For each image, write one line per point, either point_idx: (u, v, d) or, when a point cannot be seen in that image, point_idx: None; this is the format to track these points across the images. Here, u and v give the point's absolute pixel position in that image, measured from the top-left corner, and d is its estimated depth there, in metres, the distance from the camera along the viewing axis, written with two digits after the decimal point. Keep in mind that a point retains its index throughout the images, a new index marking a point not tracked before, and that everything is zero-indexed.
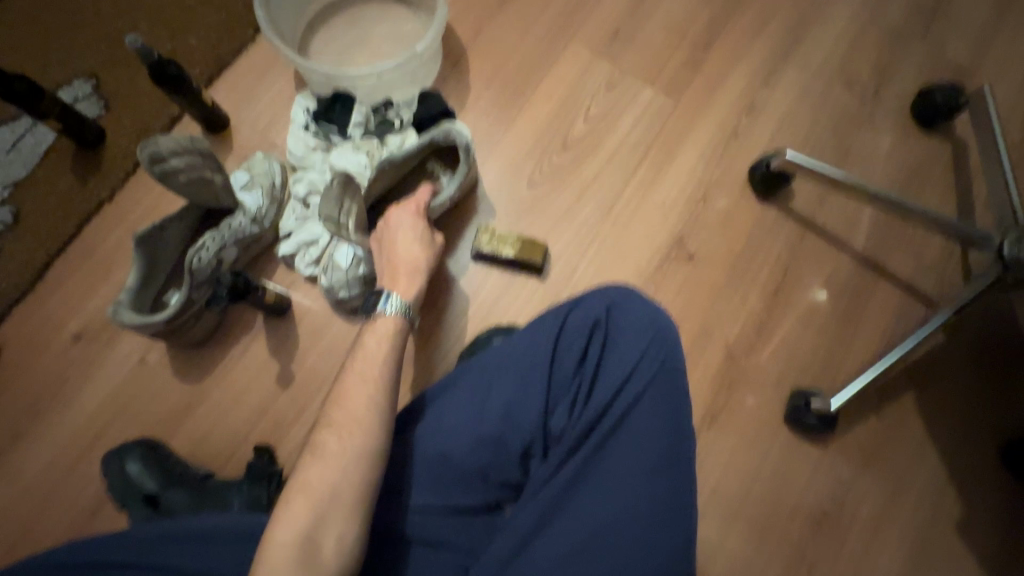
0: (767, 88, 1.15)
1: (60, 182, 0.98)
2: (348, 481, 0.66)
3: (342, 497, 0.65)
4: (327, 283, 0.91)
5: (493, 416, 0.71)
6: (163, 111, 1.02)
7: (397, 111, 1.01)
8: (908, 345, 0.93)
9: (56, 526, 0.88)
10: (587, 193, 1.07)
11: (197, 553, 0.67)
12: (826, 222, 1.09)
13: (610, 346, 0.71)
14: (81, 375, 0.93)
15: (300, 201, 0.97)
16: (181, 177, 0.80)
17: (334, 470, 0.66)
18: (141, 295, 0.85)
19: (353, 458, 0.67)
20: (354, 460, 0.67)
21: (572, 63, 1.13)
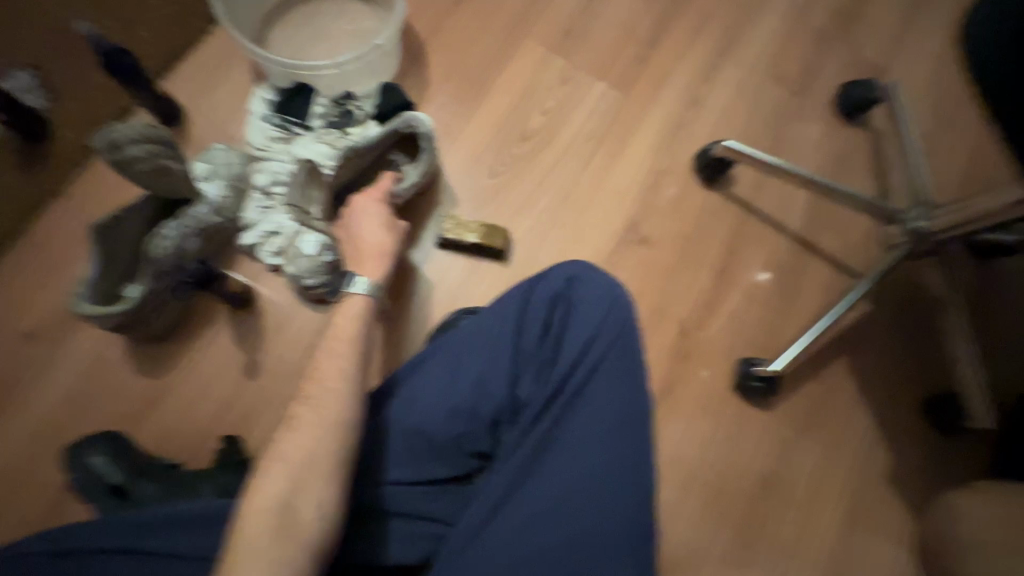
0: (708, 83, 1.24)
1: (6, 175, 0.95)
2: (323, 448, 0.68)
3: (319, 464, 0.67)
4: (294, 271, 0.92)
5: (464, 388, 0.74)
6: (116, 103, 1.00)
7: (358, 103, 1.03)
8: (835, 312, 1.03)
9: (11, 530, 0.85)
10: (546, 181, 1.12)
11: (170, 538, 0.67)
12: (765, 206, 1.18)
13: (572, 317, 0.76)
14: (33, 373, 0.90)
15: (262, 191, 0.97)
16: (138, 165, 0.78)
17: (309, 439, 0.68)
18: (102, 286, 0.84)
19: (327, 426, 0.69)
20: (329, 428, 0.69)
21: (528, 59, 1.19)
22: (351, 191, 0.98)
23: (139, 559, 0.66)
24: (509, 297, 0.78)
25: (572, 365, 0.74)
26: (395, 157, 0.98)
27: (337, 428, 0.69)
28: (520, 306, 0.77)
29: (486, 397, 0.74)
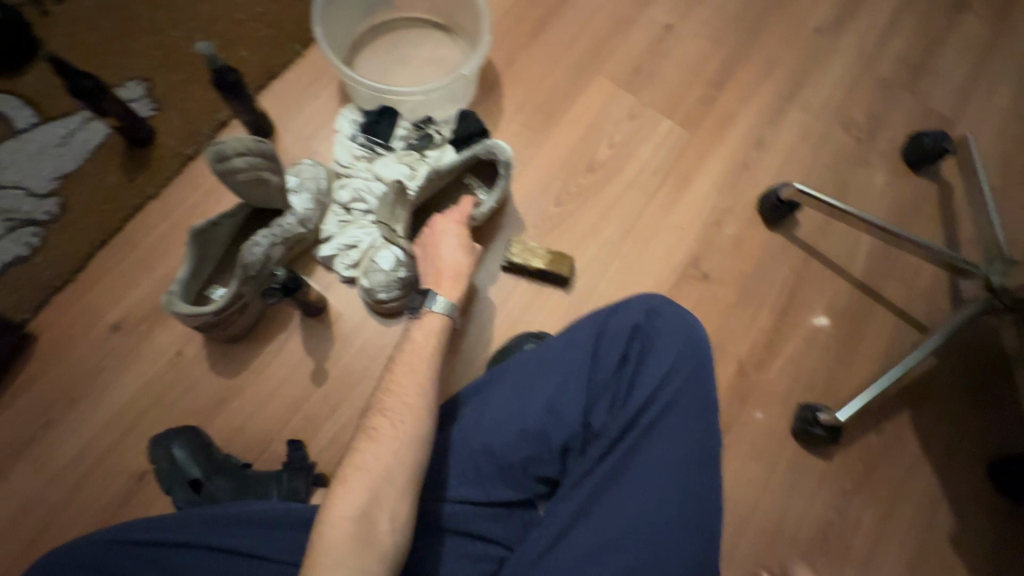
0: (774, 126, 1.25)
1: (109, 177, 1.01)
2: (400, 462, 0.70)
3: (396, 477, 0.69)
4: (368, 284, 0.95)
5: (536, 413, 0.75)
6: (213, 115, 1.06)
7: (437, 128, 1.08)
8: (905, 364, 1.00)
9: (83, 516, 0.88)
10: (611, 213, 1.14)
11: (250, 536, 0.69)
12: (828, 250, 1.18)
13: (648, 351, 0.77)
14: (117, 366, 0.94)
15: (342, 206, 1.02)
16: (241, 176, 0.84)
17: (387, 451, 0.71)
18: (192, 286, 0.88)
19: (405, 441, 0.71)
20: (406, 443, 0.71)
21: (597, 94, 1.22)
22: (427, 211, 1.01)
23: (219, 554, 0.68)
24: (584, 326, 0.79)
25: (646, 399, 0.74)
26: (470, 181, 1.01)
27: (413, 444, 0.72)
28: (596, 335, 0.78)
29: (559, 424, 0.74)
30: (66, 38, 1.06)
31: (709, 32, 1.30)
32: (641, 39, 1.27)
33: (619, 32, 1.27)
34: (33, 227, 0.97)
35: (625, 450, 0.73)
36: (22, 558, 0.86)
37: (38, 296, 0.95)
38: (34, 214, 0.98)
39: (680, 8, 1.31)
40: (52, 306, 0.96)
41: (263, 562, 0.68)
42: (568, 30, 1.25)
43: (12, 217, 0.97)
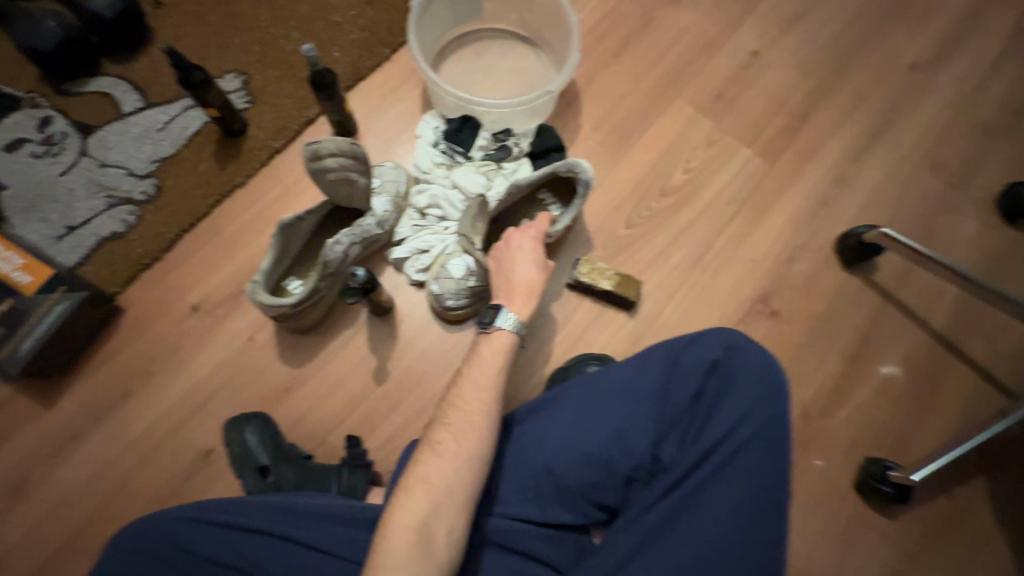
0: (858, 163, 1.20)
1: (202, 164, 1.06)
2: (461, 480, 0.69)
3: (456, 495, 0.68)
4: (437, 290, 0.97)
5: (603, 438, 0.74)
6: (302, 111, 1.10)
7: (516, 140, 1.09)
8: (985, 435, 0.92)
9: (151, 485, 0.92)
10: (681, 239, 1.12)
11: (319, 531, 0.69)
12: (907, 299, 1.12)
13: (725, 388, 0.75)
14: (193, 345, 0.98)
15: (417, 210, 1.04)
16: (330, 175, 0.88)
17: (451, 468, 0.70)
18: (273, 277, 0.91)
19: (467, 459, 0.70)
20: (468, 461, 0.70)
21: (676, 117, 1.21)
22: (499, 223, 1.02)
23: (288, 546, 0.68)
24: (659, 355, 0.78)
25: (719, 438, 0.72)
26: (544, 197, 1.02)
27: (475, 463, 0.71)
28: (671, 365, 0.77)
29: (627, 453, 0.73)
30: (175, 30, 1.12)
31: (796, 62, 1.27)
32: (725, 65, 1.25)
33: (703, 57, 1.25)
34: (130, 206, 1.03)
35: (694, 488, 0.71)
36: (92, 519, 0.90)
37: (128, 271, 1.00)
38: (132, 194, 1.03)
39: (767, 36, 1.28)
40: (139, 282, 1.01)
41: (330, 560, 0.68)
42: (651, 51, 1.24)
43: (112, 195, 1.03)
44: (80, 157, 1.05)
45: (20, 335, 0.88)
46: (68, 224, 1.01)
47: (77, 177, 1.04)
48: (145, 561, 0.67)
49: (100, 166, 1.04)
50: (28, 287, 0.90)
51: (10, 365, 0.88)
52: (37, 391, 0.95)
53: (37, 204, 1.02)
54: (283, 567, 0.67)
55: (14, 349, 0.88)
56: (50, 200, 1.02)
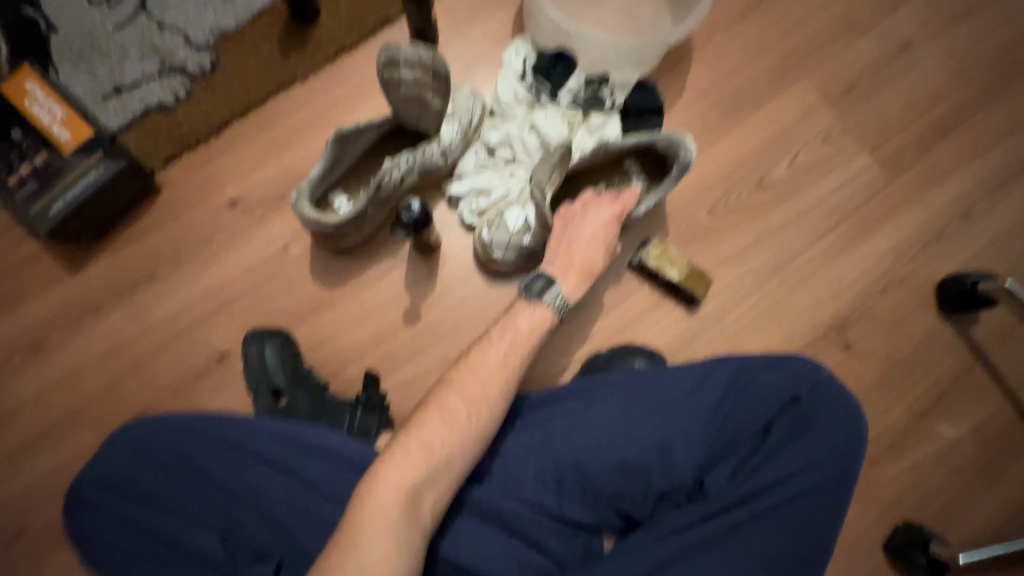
0: (991, 199, 1.04)
1: (264, 46, 0.96)
2: (463, 454, 0.62)
3: (454, 469, 0.61)
4: (487, 238, 0.87)
5: (648, 445, 0.67)
6: (382, 9, 0.97)
7: (611, 91, 0.95)
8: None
9: (163, 375, 0.89)
10: (766, 241, 1.00)
11: (326, 476, 0.64)
12: (1002, 363, 0.99)
13: (799, 428, 0.66)
14: (225, 242, 0.93)
15: (486, 147, 0.93)
16: (402, 89, 0.79)
17: (457, 440, 0.62)
18: (319, 188, 0.82)
19: (474, 434, 0.62)
20: (474, 437, 0.63)
21: (796, 102, 1.05)
22: (569, 184, 0.91)
23: (293, 484, 0.64)
24: (727, 373, 0.69)
25: (776, 481, 0.64)
26: (629, 166, 0.90)
27: (481, 439, 0.63)
28: (742, 386, 0.68)
29: (668, 469, 0.66)
30: None
31: (954, 63, 1.08)
32: (868, 52, 1.07)
33: (845, 36, 1.07)
34: (182, 77, 0.94)
35: (734, 526, 0.63)
36: (101, 396, 0.89)
37: (170, 148, 0.93)
38: (186, 64, 0.94)
39: (928, 26, 1.08)
40: (180, 163, 0.94)
41: (332, 507, 0.63)
42: (787, 18, 1.07)
43: (165, 61, 0.94)
44: (138, 12, 0.95)
45: (51, 194, 0.83)
46: (115, 84, 0.94)
47: (132, 34, 0.95)
48: (146, 467, 0.64)
49: (157, 28, 0.95)
50: (65, 144, 0.84)
51: (38, 224, 0.83)
52: (64, 254, 0.91)
53: (87, 55, 0.94)
54: (284, 504, 0.63)
55: (44, 207, 0.83)
56: (101, 54, 0.94)
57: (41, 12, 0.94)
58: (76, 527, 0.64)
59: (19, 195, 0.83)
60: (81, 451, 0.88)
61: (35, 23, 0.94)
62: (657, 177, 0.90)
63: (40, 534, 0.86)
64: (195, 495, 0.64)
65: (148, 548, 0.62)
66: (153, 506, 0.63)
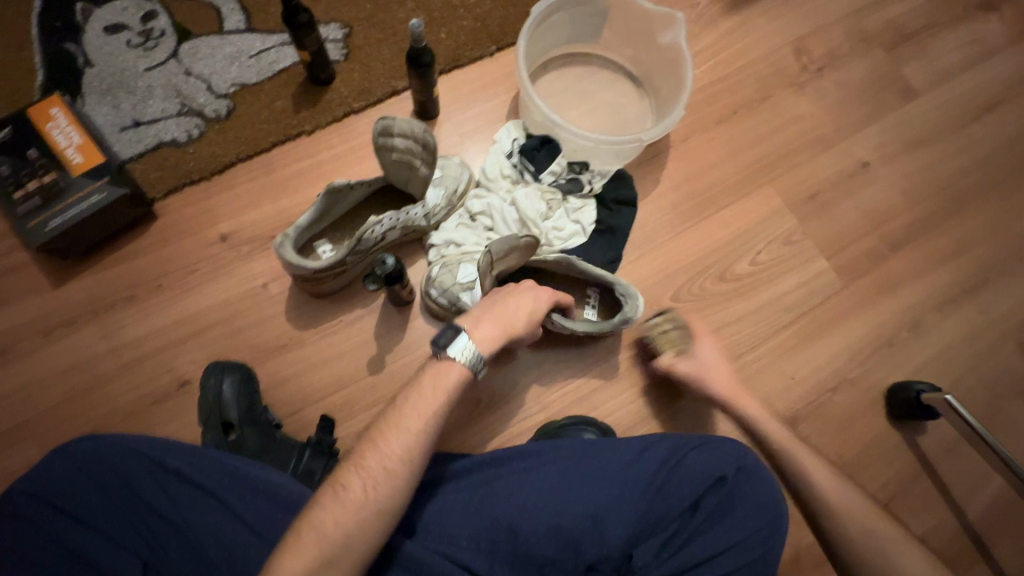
0: (939, 313, 1.10)
1: (278, 101, 1.05)
2: (361, 535, 0.59)
3: (353, 553, 0.58)
4: (435, 274, 0.92)
5: (581, 513, 0.68)
6: (391, 82, 1.08)
7: (590, 176, 1.04)
8: None
9: (122, 396, 0.90)
10: (723, 330, 1.06)
11: (259, 511, 0.65)
12: (945, 474, 1.02)
13: (726, 509, 0.68)
14: (210, 273, 0.97)
15: (468, 213, 1.00)
16: (393, 155, 0.85)
17: (350, 518, 0.59)
18: (305, 234, 0.88)
19: (371, 513, 0.60)
20: (373, 515, 0.60)
21: (761, 204, 1.13)
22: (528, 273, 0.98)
23: (224, 517, 0.64)
24: (663, 450, 0.72)
25: (700, 561, 0.66)
26: (589, 292, 0.99)
27: (383, 516, 0.60)
28: (675, 464, 0.71)
29: (598, 540, 0.67)
30: None
31: (906, 186, 1.18)
32: (829, 167, 1.17)
33: (809, 150, 1.18)
34: (198, 119, 1.02)
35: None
36: (55, 410, 0.89)
37: (174, 181, 0.99)
38: (204, 109, 1.03)
39: (883, 150, 1.20)
40: (180, 195, 1.00)
41: (259, 546, 0.63)
42: (758, 129, 1.18)
43: (185, 103, 1.03)
44: (169, 58, 1.05)
45: (52, 211, 0.88)
46: (135, 118, 1.01)
47: (159, 76, 1.04)
48: (84, 481, 0.64)
49: (184, 74, 1.04)
50: (76, 167, 0.90)
51: (32, 237, 0.86)
52: (51, 267, 0.94)
53: (114, 90, 1.02)
54: (212, 537, 0.63)
55: (41, 221, 0.87)
56: (127, 90, 1.03)
57: (81, 49, 1.03)
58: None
59: (20, 209, 0.87)
60: (22, 464, 0.87)
61: (74, 57, 1.03)
62: (606, 315, 0.99)
63: None
64: (126, 515, 0.63)
65: (69, 565, 0.61)
66: (82, 523, 0.63)
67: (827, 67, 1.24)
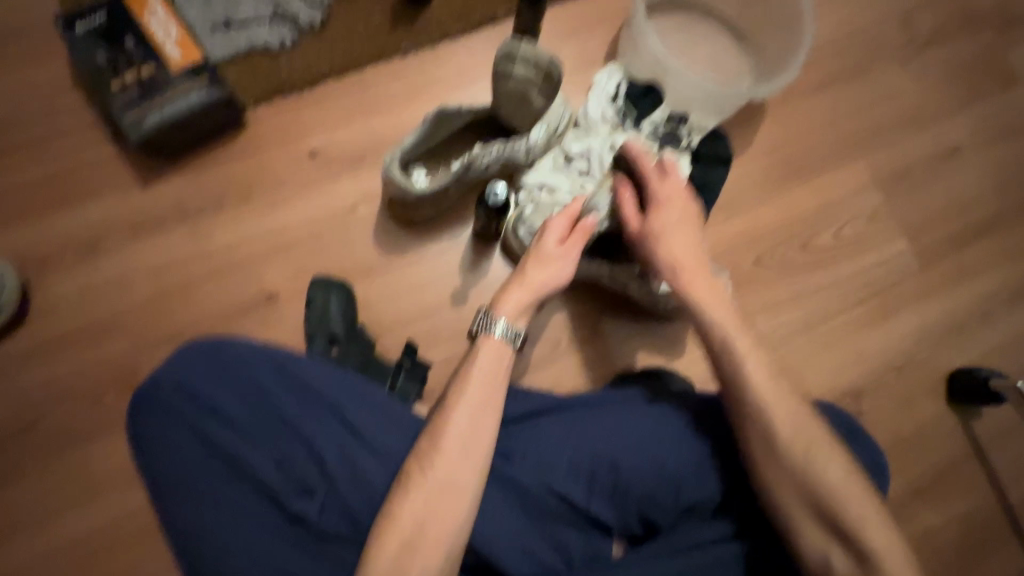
0: (1011, 305, 1.11)
1: (374, 16, 0.99)
2: (438, 519, 0.60)
3: (430, 538, 0.59)
4: (527, 215, 0.89)
5: (683, 458, 0.70)
6: (491, 8, 1.02)
7: (689, 131, 1.00)
8: None
9: (210, 302, 0.91)
10: (800, 300, 1.06)
11: (373, 427, 0.66)
12: (997, 459, 1.05)
13: None
14: (299, 188, 0.95)
15: (565, 154, 0.95)
16: (510, 83, 0.87)
17: (419, 502, 0.60)
18: (407, 157, 0.86)
19: (433, 497, 0.60)
20: (438, 495, 0.60)
21: (851, 178, 1.12)
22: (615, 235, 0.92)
23: (341, 431, 0.66)
24: None
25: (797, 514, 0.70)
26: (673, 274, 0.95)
27: (451, 501, 0.61)
28: None
29: (700, 485, 0.70)
30: None
31: (995, 175, 1.16)
32: (922, 148, 1.15)
33: (904, 129, 1.15)
34: (291, 27, 0.97)
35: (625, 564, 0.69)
36: (142, 310, 0.90)
37: (265, 90, 0.96)
38: (298, 16, 0.97)
39: (979, 136, 1.17)
40: (270, 105, 0.96)
41: (374, 463, 0.65)
42: (855, 100, 1.14)
43: (279, 7, 0.97)
44: None
45: (150, 106, 0.87)
46: (226, 17, 0.96)
47: None
48: (217, 381, 0.67)
49: None
50: (175, 62, 0.88)
51: (130, 130, 0.86)
52: (140, 166, 0.93)
53: None
54: (334, 449, 0.65)
55: (141, 115, 0.86)
56: None
57: None
58: (143, 421, 0.67)
59: (119, 99, 0.87)
60: (113, 358, 0.88)
61: None
62: None
63: (52, 432, 0.86)
64: (256, 418, 0.66)
65: (212, 459, 0.65)
66: (217, 418, 0.66)
67: (932, 42, 1.19)
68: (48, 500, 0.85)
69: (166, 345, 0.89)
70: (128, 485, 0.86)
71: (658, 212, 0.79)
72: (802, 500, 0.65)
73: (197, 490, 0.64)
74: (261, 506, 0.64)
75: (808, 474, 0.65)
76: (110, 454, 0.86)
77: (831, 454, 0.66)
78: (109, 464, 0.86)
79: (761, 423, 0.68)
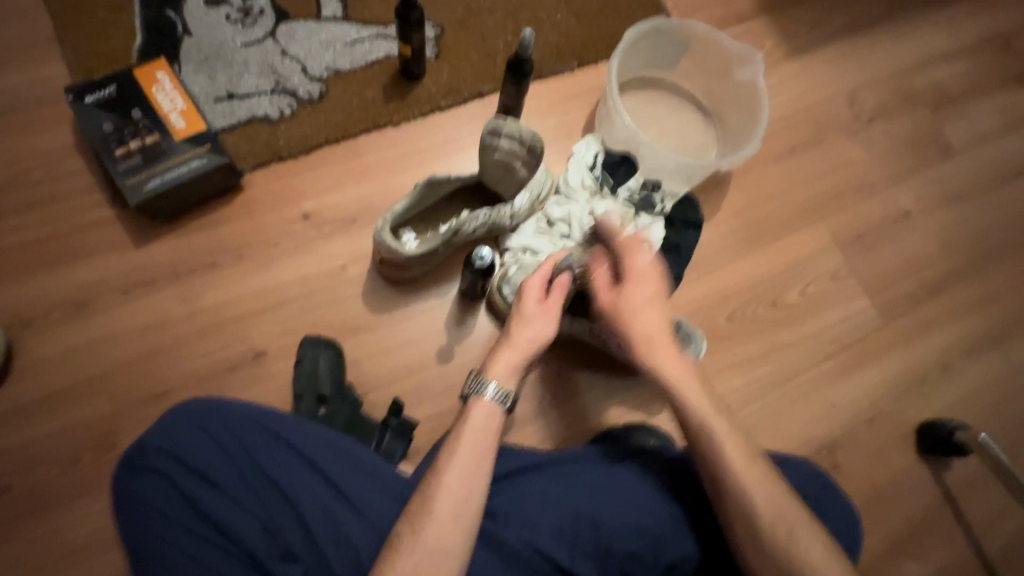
0: (968, 358, 1.17)
1: (368, 91, 1.07)
2: None
3: None
4: (512, 274, 0.95)
5: (664, 516, 0.72)
6: (478, 84, 1.10)
7: (662, 197, 1.08)
8: None
9: (198, 360, 0.91)
10: (771, 355, 1.11)
11: (362, 489, 0.67)
12: (969, 511, 1.08)
13: None
14: (290, 249, 0.98)
15: (546, 219, 1.03)
16: (497, 154, 0.93)
17: (409, 567, 0.60)
18: (398, 221, 0.91)
19: (424, 562, 0.60)
20: (428, 560, 0.61)
21: (812, 239, 1.20)
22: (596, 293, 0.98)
23: (330, 493, 0.66)
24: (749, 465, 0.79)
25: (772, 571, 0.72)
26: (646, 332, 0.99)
27: (440, 565, 0.61)
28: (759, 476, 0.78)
29: (680, 544, 0.71)
30: None
31: (942, 237, 1.25)
32: (875, 212, 1.25)
33: (857, 195, 1.25)
34: (290, 99, 1.04)
35: None
36: (127, 369, 0.90)
37: (262, 156, 1.01)
38: (297, 89, 1.04)
39: (925, 202, 1.27)
40: (266, 170, 1.01)
41: (362, 527, 0.65)
42: (812, 169, 1.25)
43: (279, 82, 1.04)
44: (266, 37, 1.06)
45: (150, 172, 0.91)
46: (229, 90, 1.02)
47: (256, 53, 1.05)
48: (207, 444, 0.67)
49: (280, 53, 1.05)
50: (178, 132, 0.93)
51: (130, 193, 0.90)
52: (135, 227, 0.96)
53: (210, 61, 1.03)
54: (321, 512, 0.65)
55: (141, 181, 0.90)
56: (224, 63, 1.03)
57: (181, 17, 1.04)
58: (127, 484, 0.67)
59: (120, 166, 0.91)
60: (92, 418, 0.88)
61: (173, 25, 1.04)
62: None
63: (23, 497, 0.84)
64: (244, 480, 0.66)
65: (193, 523, 0.64)
66: (203, 480, 0.66)
67: (876, 118, 1.32)
68: (12, 571, 0.81)
69: (149, 405, 0.89)
70: (100, 553, 0.83)
71: (631, 288, 0.80)
72: (770, 566, 0.67)
73: (177, 556, 0.63)
74: (242, 572, 0.63)
75: (780, 535, 0.67)
76: (81, 520, 0.84)
77: (803, 511, 0.68)
78: (80, 531, 0.83)
79: (737, 481, 0.70)
